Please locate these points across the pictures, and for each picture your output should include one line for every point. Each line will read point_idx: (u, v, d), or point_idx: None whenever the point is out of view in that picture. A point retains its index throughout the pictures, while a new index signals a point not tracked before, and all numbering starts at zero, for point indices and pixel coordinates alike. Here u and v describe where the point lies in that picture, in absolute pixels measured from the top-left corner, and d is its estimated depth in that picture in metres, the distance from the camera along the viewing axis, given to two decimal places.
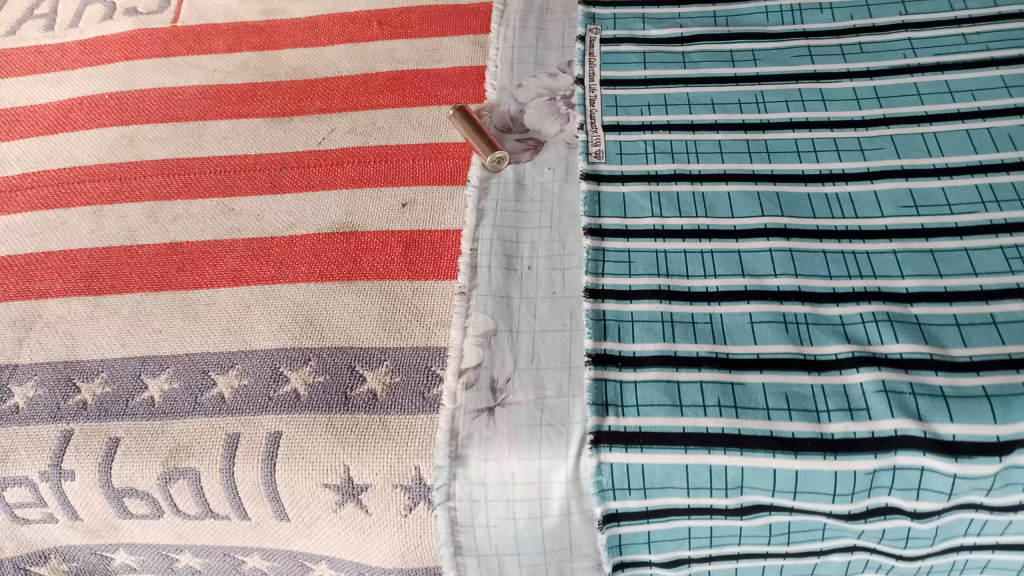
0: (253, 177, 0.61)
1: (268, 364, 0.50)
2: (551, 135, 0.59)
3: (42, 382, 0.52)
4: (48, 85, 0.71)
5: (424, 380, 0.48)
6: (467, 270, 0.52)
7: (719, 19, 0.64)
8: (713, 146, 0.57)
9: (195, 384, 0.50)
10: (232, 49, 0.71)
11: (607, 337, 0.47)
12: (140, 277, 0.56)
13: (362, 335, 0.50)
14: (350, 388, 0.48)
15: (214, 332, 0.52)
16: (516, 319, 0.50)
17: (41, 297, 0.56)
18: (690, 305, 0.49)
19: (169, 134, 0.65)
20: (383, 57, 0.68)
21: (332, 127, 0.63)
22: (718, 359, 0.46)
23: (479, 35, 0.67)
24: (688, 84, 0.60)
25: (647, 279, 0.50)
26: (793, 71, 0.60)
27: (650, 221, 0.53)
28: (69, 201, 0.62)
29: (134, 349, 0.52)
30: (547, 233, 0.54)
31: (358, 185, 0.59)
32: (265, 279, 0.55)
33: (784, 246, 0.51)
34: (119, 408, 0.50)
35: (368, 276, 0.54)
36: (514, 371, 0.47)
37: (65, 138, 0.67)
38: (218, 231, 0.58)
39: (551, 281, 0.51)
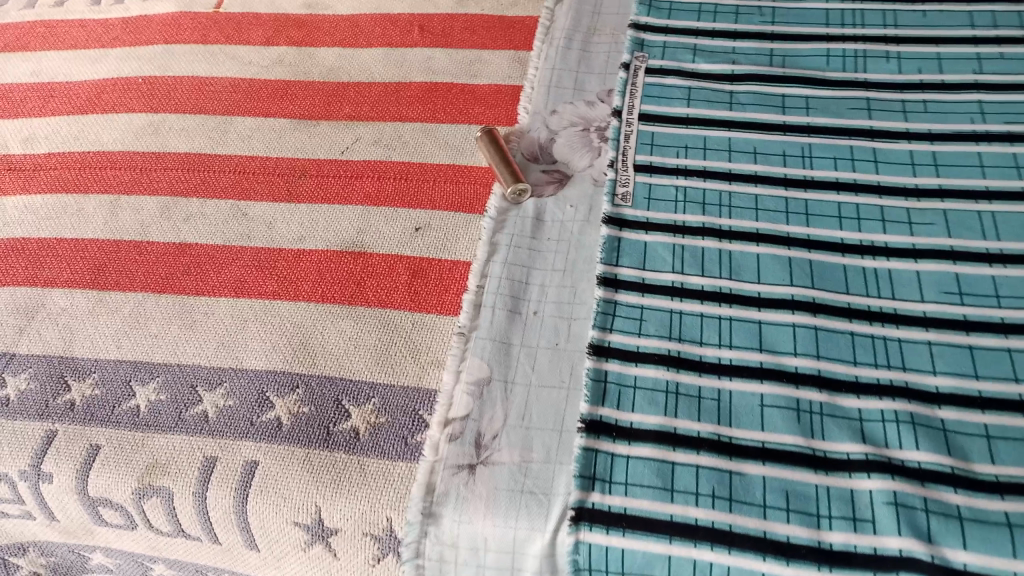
0: (271, 182, 0.59)
1: (255, 387, 0.49)
2: (579, 170, 0.56)
3: (35, 376, 0.52)
4: (87, 63, 0.71)
5: (410, 426, 0.46)
6: (470, 309, 0.50)
7: (775, 58, 0.60)
8: (748, 200, 0.53)
9: (181, 398, 0.49)
10: (269, 42, 0.70)
11: (605, 404, 0.45)
12: (145, 276, 0.56)
13: (354, 367, 0.49)
14: (334, 423, 0.47)
15: (208, 344, 0.51)
16: (512, 369, 0.47)
17: (48, 285, 0.56)
18: (698, 377, 0.46)
19: (194, 126, 0.64)
20: (420, 66, 0.65)
21: (357, 136, 0.61)
22: (719, 443, 0.43)
23: (520, 51, 0.64)
24: (732, 127, 0.57)
25: (656, 342, 0.47)
26: (847, 125, 0.55)
27: (669, 277, 0.50)
28: (88, 187, 0.62)
29: (128, 352, 0.52)
30: (559, 277, 0.51)
31: (374, 202, 0.57)
32: (266, 294, 0.53)
33: (809, 322, 0.47)
34: (105, 413, 0.49)
35: (369, 302, 0.52)
36: (502, 429, 0.45)
37: (95, 120, 0.66)
38: (228, 235, 0.57)
39: (556, 331, 0.49)
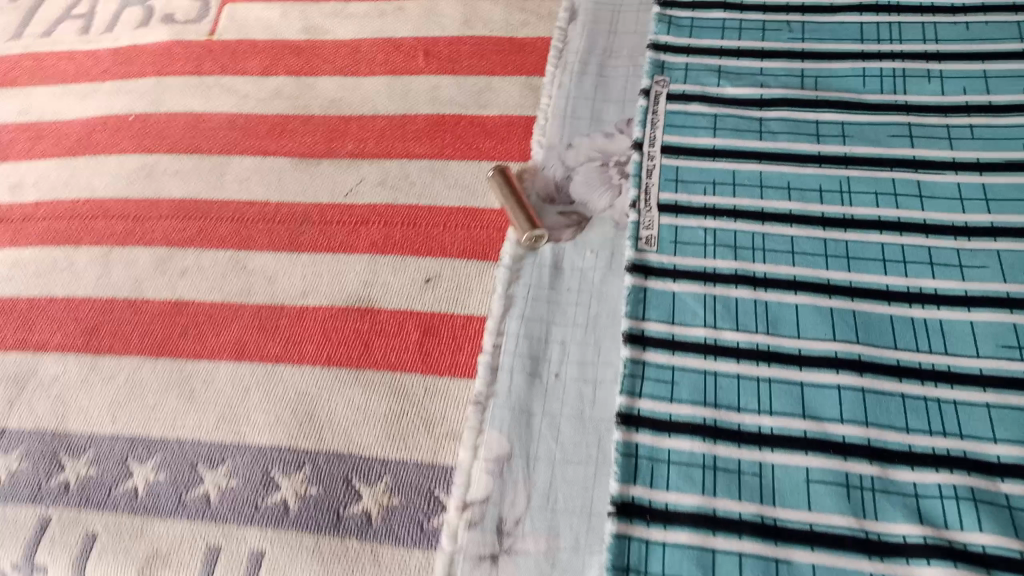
0: (270, 230, 0.56)
1: (259, 466, 0.46)
2: (598, 211, 0.52)
3: (27, 454, 0.49)
4: (75, 99, 0.67)
5: (425, 508, 0.43)
6: (487, 372, 0.46)
7: (807, 79, 0.56)
8: (784, 243, 0.48)
9: (181, 479, 0.46)
10: (267, 72, 0.66)
11: (637, 482, 0.41)
12: (140, 338, 0.52)
13: (364, 442, 0.46)
14: (344, 505, 0.44)
15: (208, 417, 0.48)
16: (534, 444, 0.43)
17: (39, 350, 0.53)
18: (736, 448, 0.42)
19: (189, 168, 0.60)
20: (426, 96, 0.61)
21: (361, 176, 0.58)
22: (762, 526, 0.39)
23: (532, 77, 0.60)
24: (762, 159, 0.52)
25: (690, 409, 0.43)
26: (887, 154, 0.51)
27: (700, 332, 0.46)
28: (79, 238, 0.58)
29: (124, 426, 0.49)
30: (581, 333, 0.47)
31: (380, 250, 0.53)
32: (268, 357, 0.50)
33: (856, 384, 0.43)
34: (101, 496, 0.46)
35: (379, 366, 0.48)
36: (526, 513, 0.41)
37: (84, 163, 0.62)
38: (227, 291, 0.53)
39: (580, 397, 0.45)
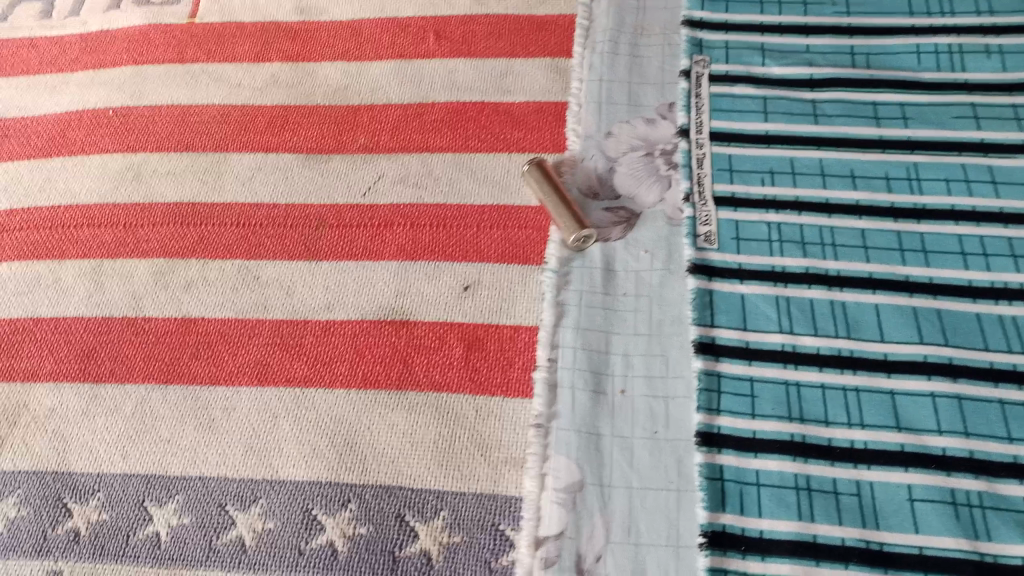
0: (283, 235, 0.50)
1: (298, 504, 0.41)
2: (648, 206, 0.48)
3: (26, 500, 0.43)
4: (43, 92, 0.60)
5: (491, 546, 0.39)
6: (545, 392, 0.42)
7: (858, 57, 0.52)
8: (854, 237, 0.45)
9: (209, 522, 0.41)
10: (260, 57, 0.59)
11: (727, 509, 0.38)
12: (146, 362, 0.47)
13: (415, 472, 0.41)
14: (399, 546, 0.39)
15: (233, 450, 0.43)
16: (607, 469, 0.40)
17: (29, 380, 0.47)
18: (831, 467, 0.39)
19: (183, 169, 0.54)
20: (442, 82, 0.56)
21: (379, 173, 0.52)
22: (870, 552, 0.37)
23: (558, 59, 0.55)
24: (821, 146, 0.49)
25: (775, 425, 0.40)
26: (953, 138, 0.48)
27: (777, 339, 0.42)
28: (63, 250, 0.52)
29: (137, 464, 0.44)
30: (644, 343, 0.43)
31: (409, 255, 0.48)
32: (295, 380, 0.45)
33: (950, 391, 0.40)
34: (118, 546, 0.41)
35: (422, 386, 0.44)
36: (606, 548, 0.38)
37: (60, 164, 0.55)
38: (240, 306, 0.48)
39: (652, 416, 0.41)
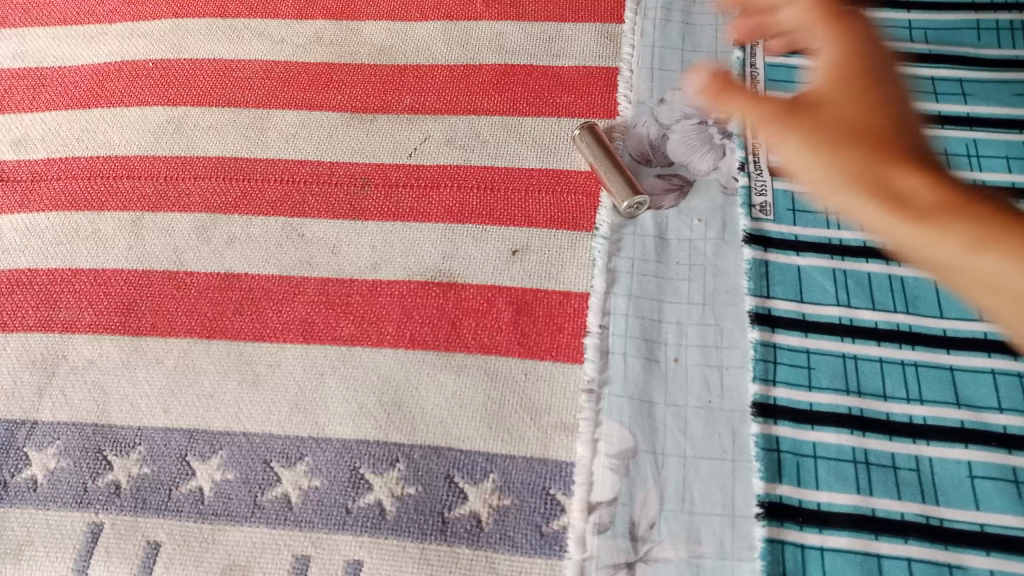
0: (327, 193, 0.49)
1: (344, 463, 0.41)
2: (701, 174, 0.47)
3: (65, 451, 0.43)
4: (81, 43, 0.59)
5: (543, 510, 0.38)
6: (597, 357, 0.42)
7: (916, 31, 0.51)
8: None
9: (254, 478, 0.41)
10: (302, 13, 0.58)
11: (783, 480, 0.38)
12: (188, 316, 0.46)
13: (464, 435, 0.41)
14: (448, 507, 0.39)
15: (278, 407, 0.43)
16: (660, 437, 0.39)
17: (67, 331, 0.46)
18: (888, 441, 0.38)
19: (225, 123, 0.53)
20: (490, 44, 0.55)
21: (425, 133, 0.51)
22: (929, 527, 0.36)
23: (609, 24, 0.54)
24: None
25: (832, 398, 0.39)
26: (1012, 116, 0.47)
27: (834, 312, 0.42)
28: (102, 202, 0.51)
29: (179, 418, 0.43)
30: (698, 312, 0.43)
31: (456, 218, 0.48)
32: (341, 339, 0.44)
33: (1011, 368, 0.39)
34: (160, 500, 0.41)
35: (470, 348, 0.43)
36: (660, 515, 0.37)
37: (99, 116, 0.55)
38: (284, 264, 0.47)
39: (706, 385, 0.41)
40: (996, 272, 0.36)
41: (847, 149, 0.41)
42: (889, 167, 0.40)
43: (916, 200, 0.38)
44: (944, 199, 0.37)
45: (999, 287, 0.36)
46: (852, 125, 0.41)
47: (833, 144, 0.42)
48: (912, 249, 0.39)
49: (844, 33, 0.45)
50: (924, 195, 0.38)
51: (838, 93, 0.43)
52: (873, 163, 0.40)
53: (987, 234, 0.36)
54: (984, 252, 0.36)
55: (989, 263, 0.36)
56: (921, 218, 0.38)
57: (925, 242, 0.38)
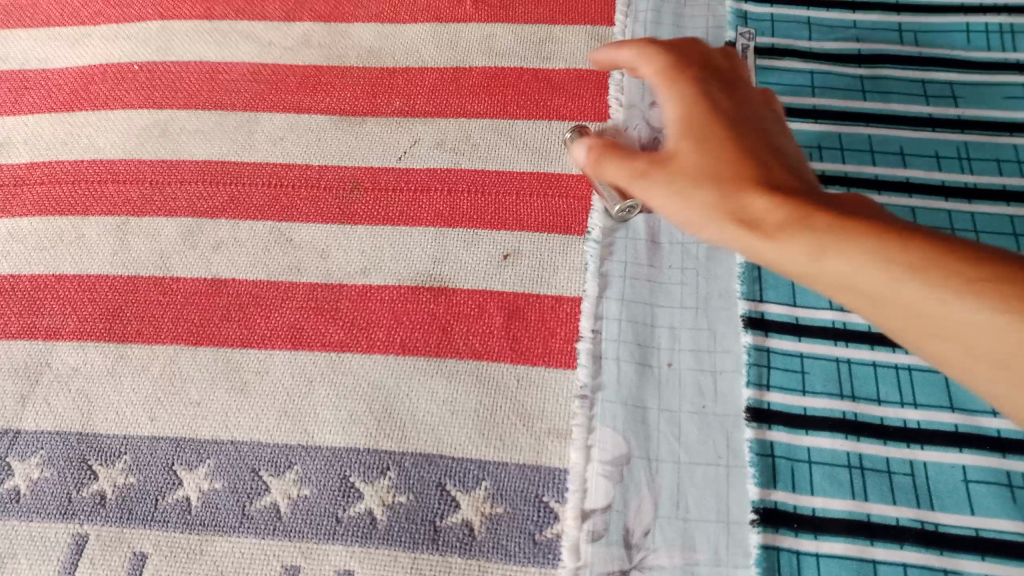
0: (316, 197, 0.49)
1: (334, 471, 0.40)
2: None
3: (49, 461, 0.42)
4: (66, 45, 0.58)
5: (536, 518, 0.38)
6: (589, 363, 0.41)
7: (906, 34, 0.51)
8: (905, 215, 0.45)
9: (242, 488, 0.40)
10: (290, 15, 0.57)
11: (778, 486, 0.37)
12: (174, 322, 0.45)
13: (456, 442, 0.40)
14: (440, 515, 0.38)
15: (267, 415, 0.42)
16: (654, 443, 0.39)
17: (51, 338, 0.46)
18: (883, 446, 0.38)
19: (212, 127, 0.52)
20: (480, 46, 0.54)
21: (415, 137, 0.51)
22: (924, 533, 0.36)
23: (599, 26, 0.54)
24: (871, 122, 0.48)
25: (827, 403, 0.39)
26: (1003, 119, 0.48)
27: (828, 316, 0.41)
28: (86, 206, 0.50)
29: (166, 427, 0.42)
30: (691, 316, 0.42)
31: (447, 222, 0.47)
32: (331, 345, 0.44)
33: None
34: (146, 510, 0.40)
35: (462, 354, 0.43)
36: (654, 522, 0.37)
37: (84, 119, 0.54)
38: (272, 269, 0.46)
39: (700, 390, 0.40)
40: (965, 334, 0.27)
41: (703, 191, 0.34)
42: (741, 197, 0.33)
43: (795, 236, 0.31)
44: (869, 231, 0.29)
45: (962, 340, 0.27)
46: (741, 175, 0.34)
47: (692, 187, 0.34)
48: (853, 300, 0.30)
49: (687, 87, 0.38)
50: (782, 218, 0.31)
51: (686, 141, 0.36)
52: (721, 200, 0.33)
53: (834, 237, 0.29)
54: (951, 301, 0.27)
55: (966, 316, 0.26)
56: (835, 258, 0.29)
57: (892, 293, 0.28)
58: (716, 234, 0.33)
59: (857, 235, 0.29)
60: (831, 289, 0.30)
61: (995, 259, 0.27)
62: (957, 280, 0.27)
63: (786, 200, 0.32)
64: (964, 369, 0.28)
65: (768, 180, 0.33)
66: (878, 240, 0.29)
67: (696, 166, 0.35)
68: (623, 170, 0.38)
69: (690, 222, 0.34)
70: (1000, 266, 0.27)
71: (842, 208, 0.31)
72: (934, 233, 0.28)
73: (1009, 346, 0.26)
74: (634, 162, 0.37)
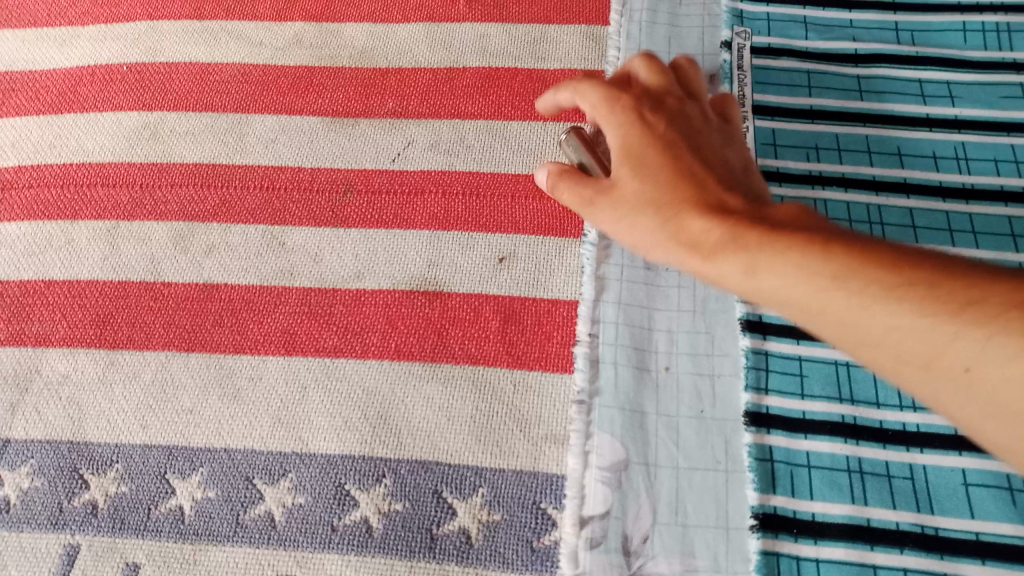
0: (309, 201, 0.48)
1: (329, 478, 0.40)
2: None
3: (40, 470, 0.41)
4: (53, 46, 0.57)
5: (533, 525, 0.38)
6: (586, 367, 0.41)
7: (903, 33, 0.51)
8: (902, 216, 0.45)
9: (236, 496, 0.40)
10: (281, 15, 0.56)
11: (777, 490, 0.37)
12: (166, 328, 0.45)
13: (452, 448, 0.40)
14: (437, 523, 0.38)
15: (260, 422, 0.41)
16: (652, 448, 0.39)
17: (41, 345, 0.45)
18: (882, 449, 0.38)
19: (203, 129, 0.52)
20: (474, 46, 0.54)
21: (408, 138, 0.50)
22: (924, 537, 0.36)
23: (594, 26, 0.53)
24: (868, 122, 0.48)
25: (825, 406, 0.39)
26: (1000, 118, 0.47)
27: None
28: (75, 210, 0.49)
29: (158, 434, 0.42)
30: (688, 319, 0.42)
31: (441, 224, 0.47)
32: (325, 350, 0.43)
33: None
34: (139, 520, 0.40)
35: (457, 359, 0.42)
36: (653, 529, 0.37)
37: (72, 121, 0.53)
38: (264, 273, 0.46)
39: (697, 394, 0.40)
40: (891, 340, 0.26)
41: (645, 216, 0.35)
42: (680, 219, 0.33)
43: (727, 253, 0.31)
44: (792, 243, 0.29)
45: (887, 346, 0.27)
46: (678, 198, 0.34)
47: (635, 213, 0.35)
48: (787, 314, 0.30)
49: (620, 111, 0.38)
50: (720, 237, 0.31)
51: (626, 168, 0.36)
52: (664, 223, 0.34)
53: (764, 252, 0.30)
54: (871, 308, 0.27)
55: (888, 322, 0.26)
56: (762, 274, 0.29)
57: (817, 303, 0.28)
58: (661, 256, 0.34)
59: (780, 250, 0.29)
60: (766, 303, 0.30)
61: (914, 263, 0.27)
62: (874, 288, 0.27)
63: (720, 218, 0.32)
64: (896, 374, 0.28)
65: (706, 201, 0.34)
66: (803, 252, 0.29)
67: (635, 193, 0.35)
68: (575, 198, 0.39)
69: (639, 243, 0.35)
70: (919, 271, 0.26)
71: (771, 223, 0.31)
72: (858, 239, 0.28)
73: (932, 348, 0.25)
74: (584, 189, 0.38)
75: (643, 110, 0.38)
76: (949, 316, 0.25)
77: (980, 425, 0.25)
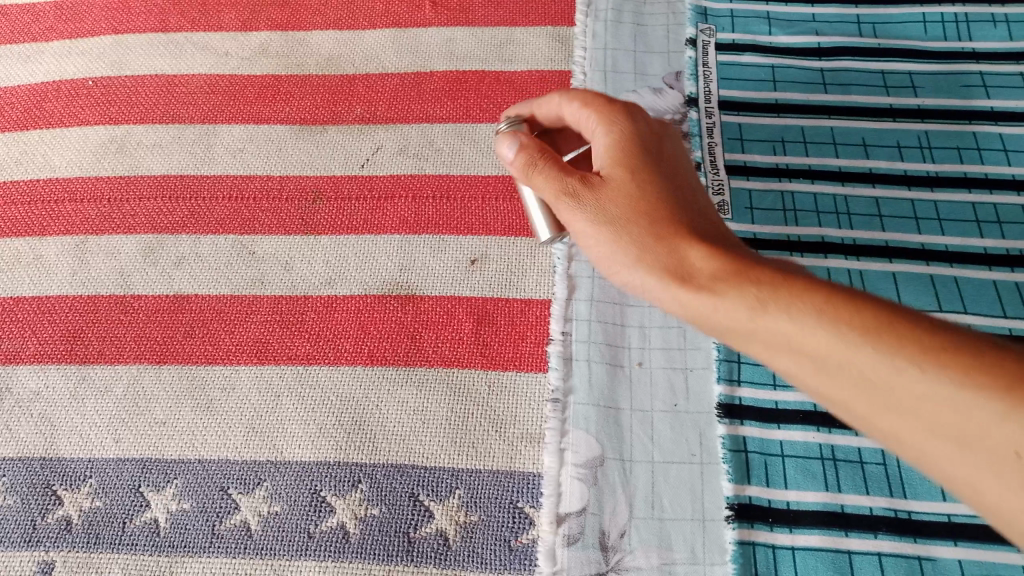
0: (278, 209, 0.48)
1: (305, 486, 0.39)
2: None
3: (12, 488, 0.41)
4: (18, 63, 0.57)
5: (511, 524, 0.38)
6: (559, 365, 0.41)
7: (864, 26, 0.52)
8: (868, 206, 0.45)
9: (211, 507, 0.39)
10: (247, 25, 0.56)
11: (752, 480, 0.37)
12: (138, 341, 0.44)
13: (427, 451, 0.40)
14: (414, 526, 0.38)
15: (234, 432, 0.41)
16: (627, 444, 0.39)
17: (10, 362, 0.45)
18: (854, 436, 0.38)
19: (171, 140, 0.51)
20: (441, 51, 0.54)
21: (377, 144, 0.50)
22: (897, 521, 0.36)
23: (560, 27, 0.54)
24: (832, 115, 0.48)
25: (798, 396, 0.39)
26: (962, 107, 0.48)
27: None
28: (43, 226, 0.49)
29: (131, 448, 0.41)
30: (660, 314, 0.42)
31: (412, 228, 0.47)
32: (297, 358, 0.43)
33: None
34: (113, 534, 0.39)
35: (431, 361, 0.42)
36: (630, 524, 0.37)
37: (38, 137, 0.53)
38: (235, 283, 0.46)
39: (671, 388, 0.40)
40: (925, 411, 0.24)
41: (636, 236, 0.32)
42: (682, 247, 0.31)
43: (735, 290, 0.29)
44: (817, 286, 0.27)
45: (919, 416, 0.24)
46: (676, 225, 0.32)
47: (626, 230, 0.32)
48: (794, 363, 0.28)
49: (622, 122, 0.35)
50: (728, 273, 0.29)
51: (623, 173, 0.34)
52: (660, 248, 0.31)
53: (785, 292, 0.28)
54: (907, 372, 0.24)
55: (926, 391, 0.24)
56: (776, 316, 0.27)
57: (839, 356, 0.26)
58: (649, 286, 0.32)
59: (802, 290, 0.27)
60: (773, 349, 0.28)
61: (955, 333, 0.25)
62: (913, 350, 0.25)
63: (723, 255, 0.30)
64: (919, 449, 0.25)
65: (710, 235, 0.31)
66: (829, 297, 0.27)
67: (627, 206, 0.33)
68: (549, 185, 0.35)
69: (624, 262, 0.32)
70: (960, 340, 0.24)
71: (788, 271, 0.29)
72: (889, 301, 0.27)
73: (973, 424, 0.23)
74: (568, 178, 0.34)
75: (649, 134, 0.35)
76: (998, 395, 0.23)
77: (1014, 517, 0.23)
